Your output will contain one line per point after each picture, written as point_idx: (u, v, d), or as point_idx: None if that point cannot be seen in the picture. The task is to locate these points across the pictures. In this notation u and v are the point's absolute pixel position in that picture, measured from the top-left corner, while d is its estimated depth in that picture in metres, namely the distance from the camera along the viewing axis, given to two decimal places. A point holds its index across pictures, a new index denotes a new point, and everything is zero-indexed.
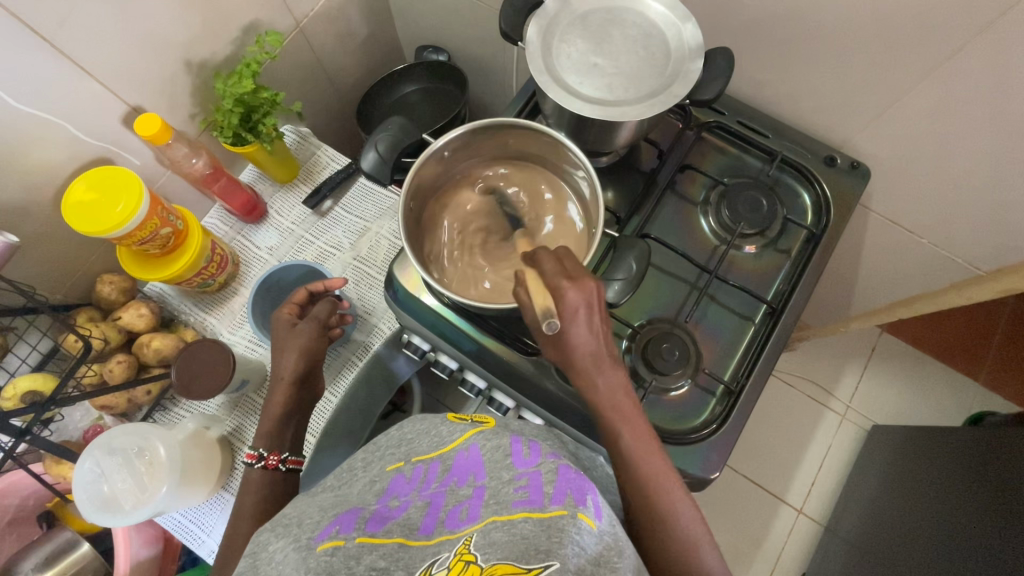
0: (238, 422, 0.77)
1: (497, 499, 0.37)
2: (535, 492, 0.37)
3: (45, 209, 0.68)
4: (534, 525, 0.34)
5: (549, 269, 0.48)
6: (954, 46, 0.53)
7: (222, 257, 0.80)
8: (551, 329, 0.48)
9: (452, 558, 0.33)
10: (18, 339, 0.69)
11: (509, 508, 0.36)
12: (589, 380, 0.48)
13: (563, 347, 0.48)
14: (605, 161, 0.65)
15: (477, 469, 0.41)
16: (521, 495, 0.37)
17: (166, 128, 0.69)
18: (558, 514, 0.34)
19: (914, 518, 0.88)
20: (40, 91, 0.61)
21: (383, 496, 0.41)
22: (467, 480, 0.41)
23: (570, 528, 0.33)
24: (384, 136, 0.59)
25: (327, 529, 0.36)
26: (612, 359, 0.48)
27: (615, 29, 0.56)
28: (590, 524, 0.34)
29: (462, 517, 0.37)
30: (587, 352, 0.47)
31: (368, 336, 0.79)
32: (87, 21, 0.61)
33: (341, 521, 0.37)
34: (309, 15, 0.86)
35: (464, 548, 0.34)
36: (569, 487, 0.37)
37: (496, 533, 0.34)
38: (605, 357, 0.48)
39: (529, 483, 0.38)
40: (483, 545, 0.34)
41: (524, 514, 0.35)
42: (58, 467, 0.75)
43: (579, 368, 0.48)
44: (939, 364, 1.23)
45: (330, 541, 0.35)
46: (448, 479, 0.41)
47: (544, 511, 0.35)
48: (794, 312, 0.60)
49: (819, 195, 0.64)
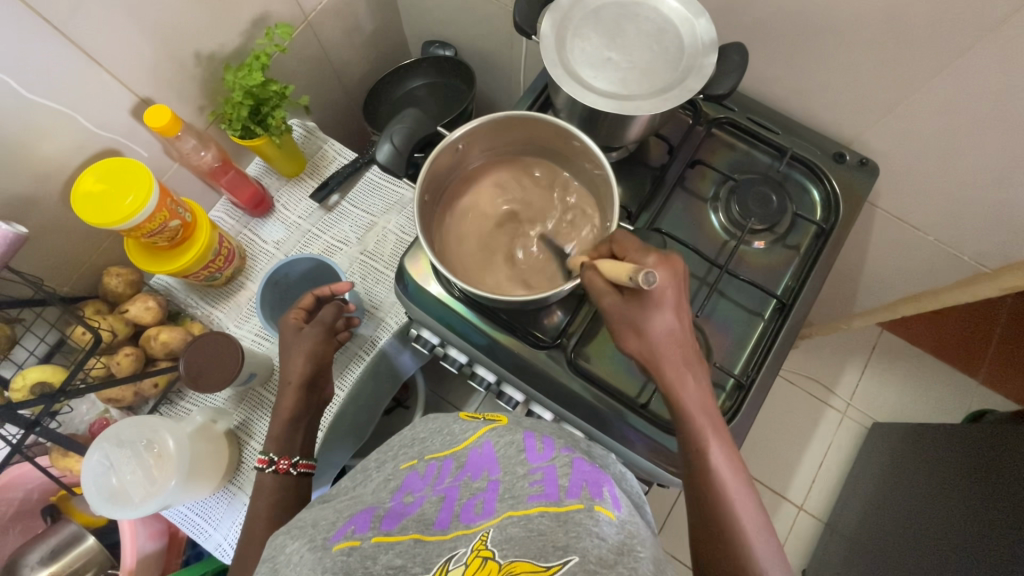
0: (245, 415, 0.76)
1: (512, 493, 0.38)
2: (550, 484, 0.37)
3: (53, 200, 0.68)
4: (550, 519, 0.34)
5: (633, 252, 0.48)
6: (964, 44, 0.53)
7: (229, 251, 0.79)
8: (626, 309, 0.48)
9: (469, 554, 0.33)
10: (26, 331, 0.69)
11: (525, 503, 0.36)
12: (667, 361, 0.48)
13: (645, 335, 0.48)
14: (615, 156, 0.65)
15: (491, 464, 0.42)
16: (536, 489, 0.37)
17: (176, 120, 0.68)
18: (575, 508, 0.35)
19: (912, 514, 0.89)
20: (50, 82, 0.61)
21: (397, 493, 0.41)
22: (481, 474, 0.41)
23: (587, 521, 0.34)
24: (399, 127, 0.58)
25: (342, 529, 0.37)
26: (694, 355, 0.49)
27: (629, 24, 0.57)
28: (607, 516, 0.34)
29: (477, 512, 0.37)
30: (673, 342, 0.48)
31: (375, 330, 0.78)
32: (97, 11, 0.60)
33: (355, 522, 0.37)
34: (318, 8, 0.86)
35: (481, 543, 0.34)
36: (584, 479, 0.38)
37: (512, 529, 0.34)
38: (686, 352, 0.49)
39: (544, 477, 0.38)
40: (500, 541, 0.34)
41: (540, 509, 0.35)
42: (65, 459, 0.74)
43: (661, 358, 0.48)
44: (938, 363, 1.24)
45: (345, 541, 0.35)
46: (461, 475, 0.41)
47: (559, 505, 0.35)
48: (805, 306, 0.60)
49: (828, 192, 0.64)
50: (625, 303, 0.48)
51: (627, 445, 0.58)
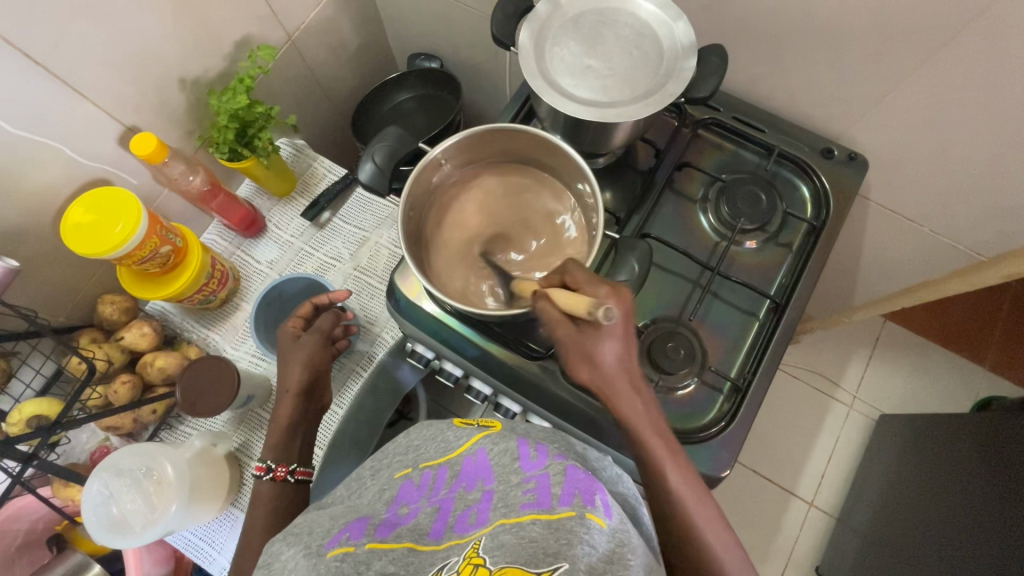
0: (244, 437, 0.76)
1: (506, 502, 0.37)
2: (543, 493, 0.36)
3: (44, 232, 0.68)
4: (542, 527, 0.34)
5: (586, 281, 0.47)
6: (946, 35, 0.53)
7: (222, 273, 0.80)
8: (578, 338, 0.47)
9: (462, 561, 0.33)
10: (22, 364, 0.69)
11: (518, 511, 0.36)
12: (617, 391, 0.47)
13: (597, 365, 0.47)
14: (602, 161, 0.65)
15: (485, 473, 0.41)
16: (529, 497, 0.36)
17: (162, 146, 0.68)
18: (566, 515, 0.34)
19: (924, 507, 0.88)
20: (35, 115, 0.61)
21: (392, 504, 0.41)
22: (476, 485, 0.40)
23: (578, 528, 0.33)
24: (381, 146, 0.58)
25: (337, 536, 0.36)
26: (641, 378, 0.48)
27: (608, 30, 0.56)
28: (599, 523, 0.34)
29: (471, 521, 0.37)
30: (622, 371, 0.47)
31: (371, 346, 0.79)
32: (79, 43, 0.61)
33: (351, 529, 0.37)
34: (301, 28, 0.87)
35: (473, 551, 0.34)
36: (577, 486, 0.36)
37: (504, 535, 0.34)
38: (636, 379, 0.48)
39: (537, 485, 0.37)
40: (492, 548, 0.33)
41: (532, 516, 0.35)
42: (66, 490, 0.74)
43: (612, 388, 0.47)
44: (943, 352, 1.23)
45: (340, 546, 0.35)
46: (456, 486, 0.41)
47: (551, 512, 0.35)
48: (799, 305, 0.59)
49: (818, 188, 0.64)
50: (577, 331, 0.47)
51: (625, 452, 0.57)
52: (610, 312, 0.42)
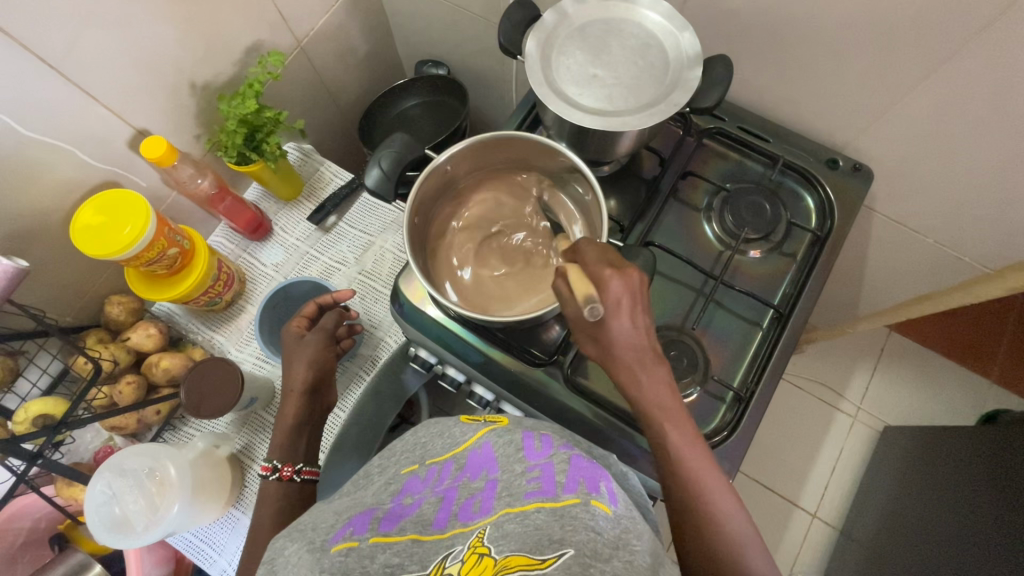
0: (247, 439, 0.77)
1: (510, 491, 0.37)
2: (547, 482, 0.37)
3: (54, 233, 0.69)
4: (546, 515, 0.34)
5: (592, 261, 0.47)
6: (952, 48, 0.53)
7: (228, 275, 0.80)
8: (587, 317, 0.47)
9: (466, 551, 0.34)
10: (29, 363, 0.70)
11: (522, 500, 0.36)
12: (628, 368, 0.46)
13: (606, 343, 0.47)
14: (607, 170, 0.65)
15: (490, 464, 0.41)
16: (533, 486, 0.37)
17: (172, 150, 0.69)
18: (571, 503, 0.34)
19: (929, 520, 0.87)
20: (48, 118, 0.62)
21: (397, 495, 0.41)
22: (480, 475, 0.40)
23: (584, 515, 0.33)
24: (388, 152, 0.59)
25: (341, 531, 0.36)
26: (655, 357, 0.47)
27: (614, 40, 0.57)
28: (604, 510, 0.34)
29: (475, 510, 0.37)
30: (633, 349, 0.46)
31: (375, 350, 0.80)
32: (93, 46, 0.62)
33: (354, 523, 0.37)
34: (310, 34, 0.87)
35: (477, 541, 0.34)
36: (582, 474, 0.37)
37: (509, 525, 0.34)
38: (648, 356, 0.47)
39: (541, 474, 0.38)
40: (497, 537, 0.34)
41: (537, 505, 0.35)
42: (70, 489, 0.75)
43: (622, 367, 0.46)
44: (949, 364, 1.22)
45: (344, 541, 0.35)
46: (461, 476, 0.41)
47: (556, 500, 0.35)
48: (802, 316, 0.59)
49: (822, 199, 0.64)
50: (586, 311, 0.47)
51: (627, 459, 0.57)
52: (596, 308, 0.44)
